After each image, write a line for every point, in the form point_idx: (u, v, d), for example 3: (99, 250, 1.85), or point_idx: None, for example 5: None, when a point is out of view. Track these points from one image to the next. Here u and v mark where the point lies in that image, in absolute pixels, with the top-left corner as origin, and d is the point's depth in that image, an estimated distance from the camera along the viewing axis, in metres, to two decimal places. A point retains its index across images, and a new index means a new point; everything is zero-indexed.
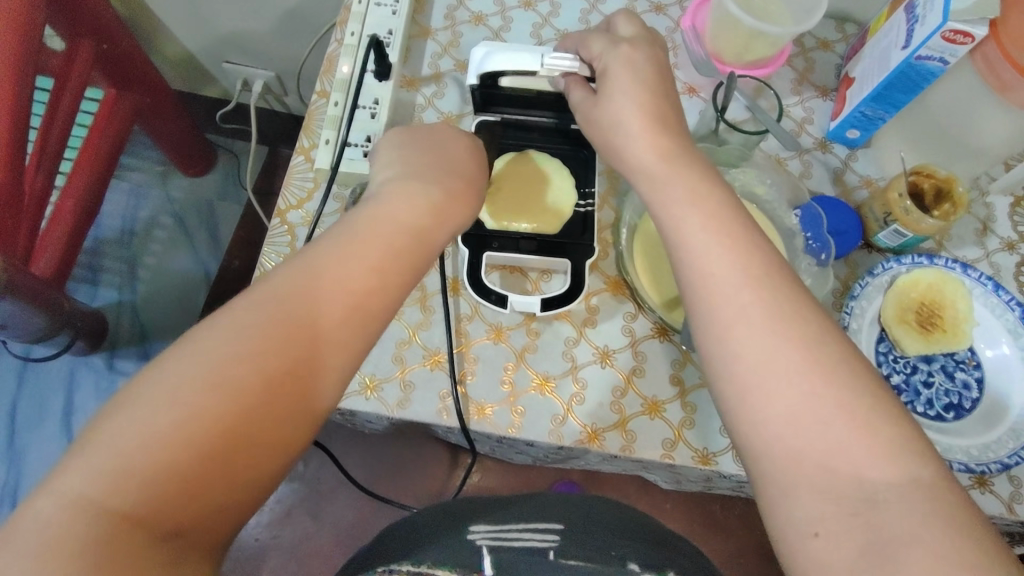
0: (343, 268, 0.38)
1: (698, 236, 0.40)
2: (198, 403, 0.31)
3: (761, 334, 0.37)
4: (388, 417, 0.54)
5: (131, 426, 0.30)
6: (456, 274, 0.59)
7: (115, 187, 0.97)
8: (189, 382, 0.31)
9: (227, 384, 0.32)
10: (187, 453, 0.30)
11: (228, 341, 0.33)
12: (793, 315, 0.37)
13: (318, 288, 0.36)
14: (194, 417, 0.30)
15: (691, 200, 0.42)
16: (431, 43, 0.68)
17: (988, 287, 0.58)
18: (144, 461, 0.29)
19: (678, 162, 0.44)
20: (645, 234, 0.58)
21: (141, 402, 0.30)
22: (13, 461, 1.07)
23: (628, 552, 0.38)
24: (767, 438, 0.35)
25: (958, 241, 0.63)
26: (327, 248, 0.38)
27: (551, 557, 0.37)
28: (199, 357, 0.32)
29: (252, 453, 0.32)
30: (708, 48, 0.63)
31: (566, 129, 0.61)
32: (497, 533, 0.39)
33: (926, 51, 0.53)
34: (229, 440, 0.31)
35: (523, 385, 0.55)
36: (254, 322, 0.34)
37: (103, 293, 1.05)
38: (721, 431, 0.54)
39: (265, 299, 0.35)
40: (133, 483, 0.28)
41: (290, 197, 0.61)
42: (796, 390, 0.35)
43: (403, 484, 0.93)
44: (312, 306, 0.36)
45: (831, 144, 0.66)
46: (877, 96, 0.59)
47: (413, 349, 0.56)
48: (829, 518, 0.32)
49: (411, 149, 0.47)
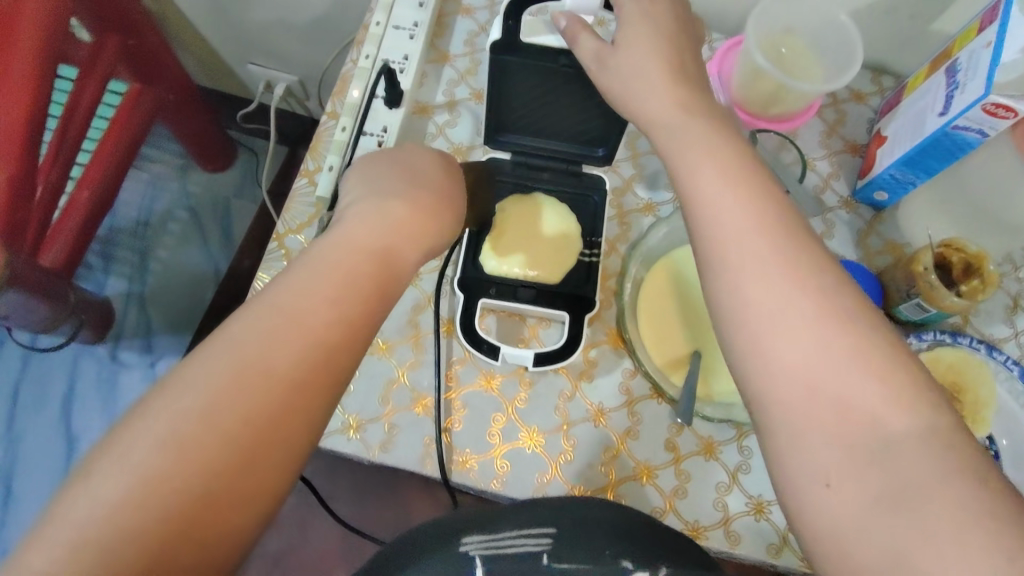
0: (324, 301, 0.35)
1: (737, 221, 0.36)
2: (165, 465, 0.29)
3: (797, 320, 0.32)
4: (369, 459, 0.52)
5: (95, 492, 0.28)
6: (451, 316, 0.57)
7: (136, 178, 0.99)
8: (154, 447, 0.29)
9: (199, 445, 0.30)
10: (158, 514, 0.28)
11: (193, 392, 0.31)
12: (832, 306, 0.33)
13: (284, 335, 0.33)
14: (160, 480, 0.28)
15: (730, 191, 0.37)
16: (449, 69, 0.66)
17: (1014, 372, 0.55)
18: (111, 531, 0.27)
19: (711, 166, 0.38)
20: (675, 261, 0.56)
21: (112, 461, 0.29)
22: (11, 445, 1.09)
23: (619, 539, 0.33)
24: (779, 404, 0.32)
25: (986, 318, 0.59)
26: (297, 286, 0.35)
27: (544, 561, 0.31)
28: (170, 411, 0.30)
29: (229, 510, 0.30)
30: (733, 96, 0.60)
31: (577, 170, 0.59)
32: (492, 542, 0.31)
33: (964, 121, 0.49)
34: (204, 504, 0.29)
35: (511, 438, 0.53)
36: (222, 374, 0.32)
37: (115, 283, 1.06)
38: (715, 504, 0.52)
39: (233, 344, 0.33)
40: (100, 551, 0.27)
41: (292, 220, 0.59)
42: (809, 339, 0.32)
43: (379, 515, 0.89)
44: (276, 352, 0.33)
45: (857, 204, 0.63)
46: (907, 161, 0.56)
47: (400, 390, 0.54)
48: (835, 462, 0.30)
49: (399, 181, 0.45)
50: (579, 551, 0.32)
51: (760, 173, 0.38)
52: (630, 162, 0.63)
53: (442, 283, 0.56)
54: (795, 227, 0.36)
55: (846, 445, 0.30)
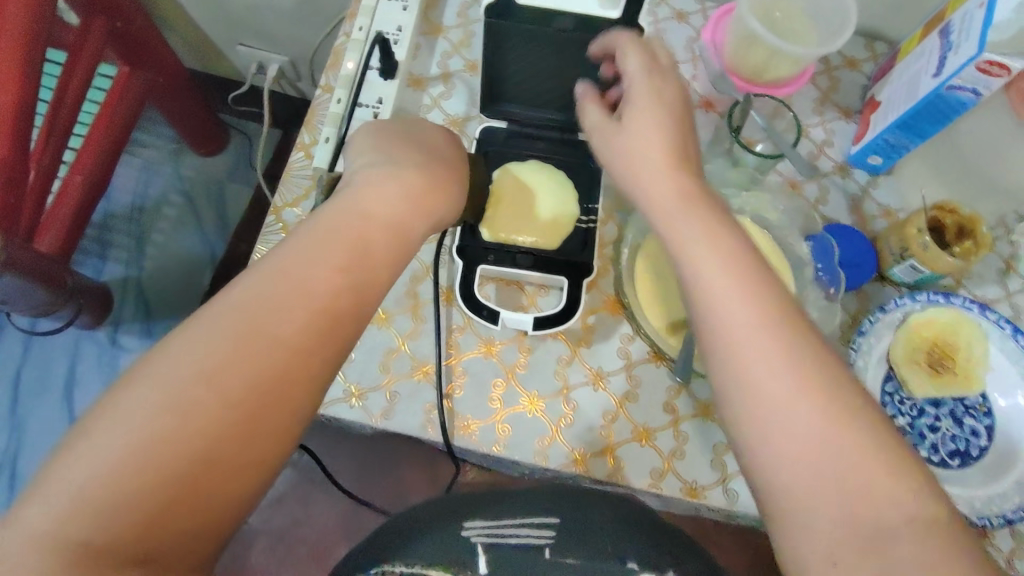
0: (325, 268, 0.35)
1: (744, 320, 0.35)
2: (170, 425, 0.29)
3: (801, 426, 0.33)
4: (371, 426, 0.53)
5: (89, 453, 0.28)
6: (450, 284, 0.57)
7: (126, 161, 1.15)
8: (149, 406, 0.29)
9: (202, 408, 0.29)
10: (156, 475, 0.28)
11: (192, 358, 0.30)
12: (839, 400, 0.33)
13: (288, 298, 0.33)
14: (162, 444, 0.28)
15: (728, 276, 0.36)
16: (442, 41, 0.66)
17: (1007, 331, 0.55)
18: (110, 491, 0.27)
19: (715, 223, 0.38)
20: None
21: (108, 423, 0.28)
22: (14, 427, 1.08)
23: (624, 544, 0.33)
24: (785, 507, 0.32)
25: (978, 280, 0.60)
26: (303, 255, 0.35)
27: (545, 555, 0.32)
28: (173, 375, 0.30)
29: (229, 477, 0.30)
30: (726, 62, 0.60)
31: (573, 139, 0.58)
32: (495, 530, 0.33)
33: (958, 82, 0.50)
34: (210, 465, 0.29)
35: (512, 403, 0.54)
36: (228, 335, 0.31)
37: (114, 267, 1.13)
38: (712, 464, 0.52)
39: (241, 298, 0.33)
40: (98, 511, 0.27)
41: (288, 192, 0.59)
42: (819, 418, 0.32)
43: (382, 486, 0.90)
44: (293, 316, 0.33)
45: (851, 168, 0.63)
46: (902, 125, 0.56)
47: (400, 358, 0.55)
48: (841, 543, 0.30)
49: (396, 142, 0.44)
50: (584, 545, 0.33)
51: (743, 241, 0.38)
52: None
53: (440, 251, 0.56)
54: (785, 304, 0.36)
55: (853, 536, 0.30)
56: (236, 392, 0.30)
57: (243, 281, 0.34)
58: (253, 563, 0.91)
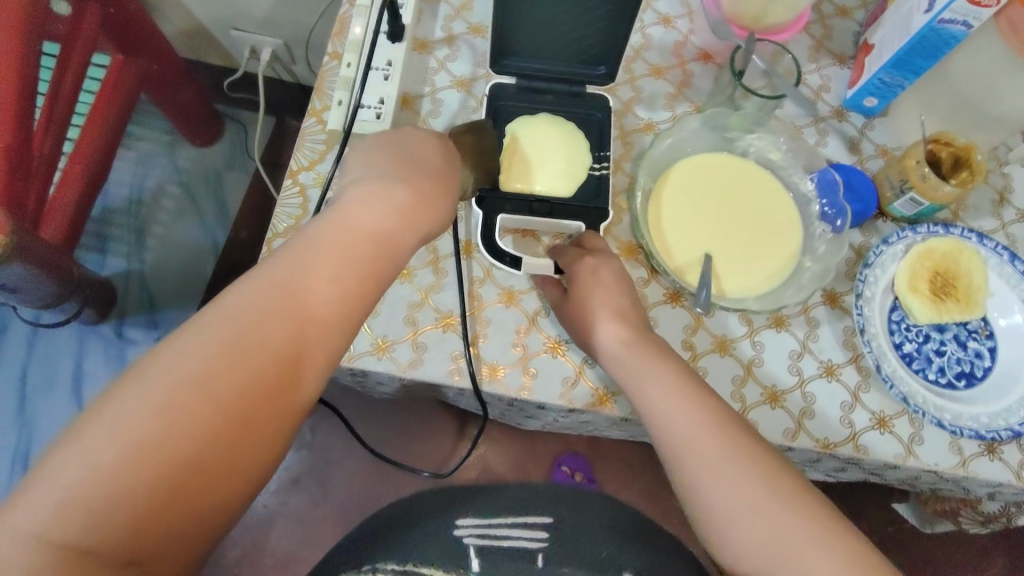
0: (323, 282, 0.37)
1: (701, 430, 0.41)
2: (159, 429, 0.30)
3: (773, 512, 0.39)
4: (399, 377, 0.54)
5: (84, 454, 0.29)
6: (470, 237, 0.58)
7: (123, 156, 1.00)
8: (143, 410, 0.30)
9: (195, 417, 0.31)
10: (150, 480, 0.29)
11: (189, 362, 0.32)
12: (790, 484, 0.40)
13: (282, 304, 0.35)
14: (158, 446, 0.30)
15: (691, 411, 0.42)
16: (444, 5, 0.67)
17: (1005, 257, 0.58)
18: (102, 491, 0.28)
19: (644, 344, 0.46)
20: (678, 173, 0.58)
21: (103, 420, 0.30)
22: (24, 425, 1.08)
23: None
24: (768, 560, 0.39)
25: (974, 212, 0.62)
26: (310, 262, 0.37)
27: None
28: (170, 378, 0.31)
29: (217, 480, 0.31)
30: (725, 12, 0.63)
31: (579, 92, 0.60)
32: None
33: (950, 15, 0.52)
34: (200, 467, 0.31)
35: (535, 348, 0.55)
36: (216, 346, 0.33)
37: (113, 262, 1.07)
38: (734, 397, 0.54)
39: (270, 280, 0.36)
40: (88, 509, 0.28)
41: (302, 158, 0.60)
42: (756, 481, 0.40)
43: (404, 449, 0.90)
44: (287, 323, 0.35)
45: (847, 112, 0.65)
46: (896, 63, 0.59)
47: (424, 311, 0.56)
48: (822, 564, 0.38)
49: (382, 156, 0.43)
50: None
51: (689, 374, 0.45)
52: (628, 85, 0.65)
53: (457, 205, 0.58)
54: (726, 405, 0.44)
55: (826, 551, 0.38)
56: (227, 397, 0.32)
57: (242, 288, 0.36)
58: (272, 544, 0.88)
